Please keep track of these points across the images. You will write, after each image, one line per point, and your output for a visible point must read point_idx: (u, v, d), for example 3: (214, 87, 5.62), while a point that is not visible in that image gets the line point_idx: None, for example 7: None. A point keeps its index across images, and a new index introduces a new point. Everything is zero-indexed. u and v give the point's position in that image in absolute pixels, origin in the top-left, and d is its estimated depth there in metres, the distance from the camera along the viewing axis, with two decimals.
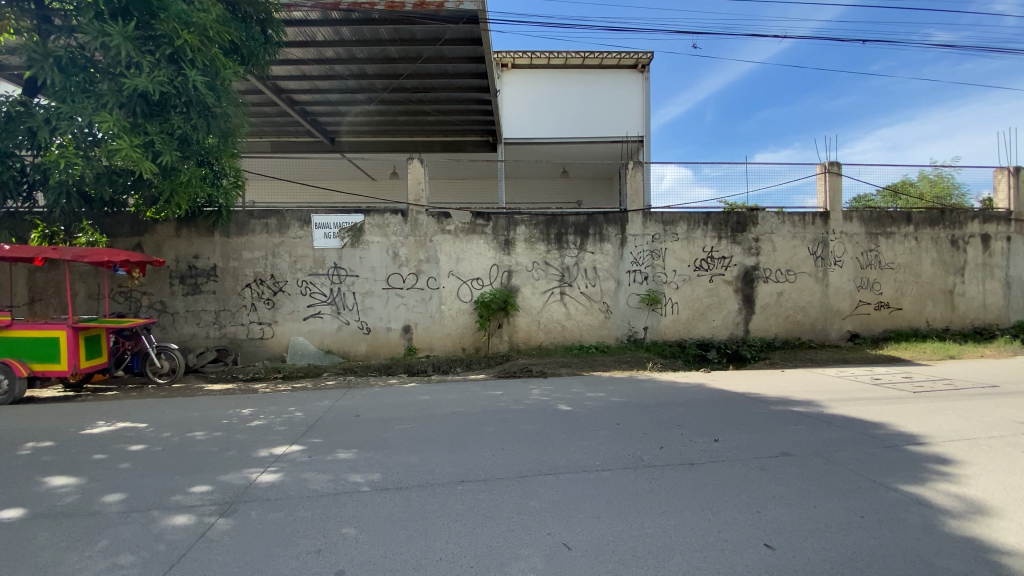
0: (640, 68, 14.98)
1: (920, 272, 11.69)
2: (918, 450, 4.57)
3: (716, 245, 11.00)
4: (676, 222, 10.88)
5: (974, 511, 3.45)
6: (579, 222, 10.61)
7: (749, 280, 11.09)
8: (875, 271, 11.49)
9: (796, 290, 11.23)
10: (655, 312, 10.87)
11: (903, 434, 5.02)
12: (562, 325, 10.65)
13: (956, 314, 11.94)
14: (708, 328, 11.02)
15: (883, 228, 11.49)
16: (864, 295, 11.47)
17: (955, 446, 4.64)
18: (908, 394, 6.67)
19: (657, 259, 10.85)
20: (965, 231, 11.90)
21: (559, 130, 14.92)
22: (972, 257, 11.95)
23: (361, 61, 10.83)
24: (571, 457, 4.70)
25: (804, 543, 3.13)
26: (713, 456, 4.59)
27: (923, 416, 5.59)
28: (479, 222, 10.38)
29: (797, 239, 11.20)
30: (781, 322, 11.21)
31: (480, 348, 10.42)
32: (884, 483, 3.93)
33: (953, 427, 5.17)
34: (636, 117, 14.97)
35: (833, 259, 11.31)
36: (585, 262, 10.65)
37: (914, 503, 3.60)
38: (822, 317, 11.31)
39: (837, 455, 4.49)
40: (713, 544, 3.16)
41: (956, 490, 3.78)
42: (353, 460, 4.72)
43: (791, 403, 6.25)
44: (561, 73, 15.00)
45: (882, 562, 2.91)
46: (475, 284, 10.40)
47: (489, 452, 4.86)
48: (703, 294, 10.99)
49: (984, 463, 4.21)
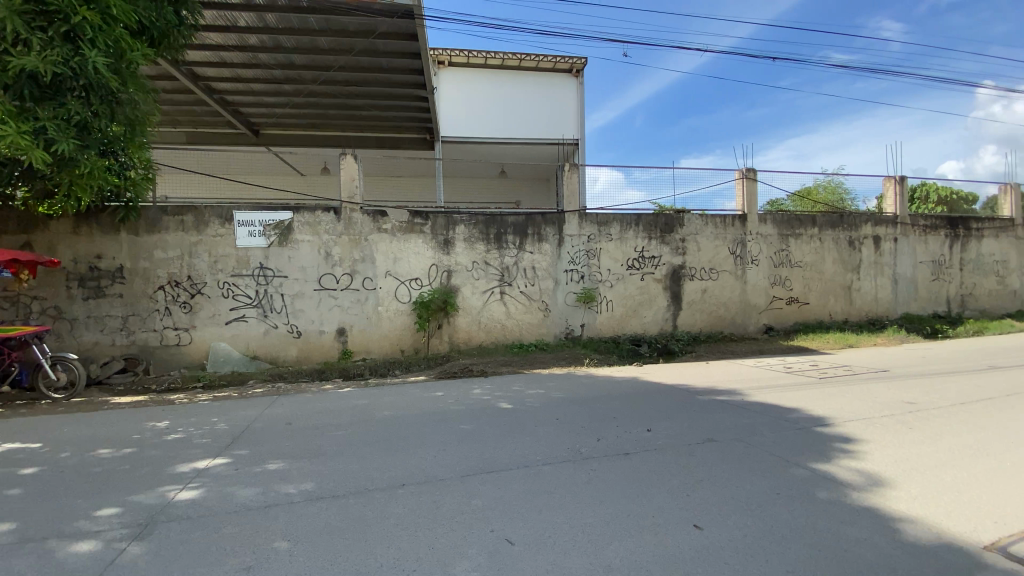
0: (575, 73, 15.40)
1: (824, 270, 12.88)
2: (824, 430, 5.03)
3: (647, 246, 11.53)
4: (611, 223, 11.28)
5: (870, 482, 3.86)
6: (517, 223, 10.71)
7: (677, 278, 11.72)
8: (786, 270, 12.54)
9: (718, 287, 12.00)
10: (591, 310, 11.20)
11: (813, 416, 5.50)
12: (502, 325, 10.69)
13: (853, 306, 13.25)
14: (640, 324, 11.51)
15: (793, 230, 12.58)
16: (777, 291, 12.47)
17: (854, 425, 5.15)
18: (815, 380, 7.34)
19: (592, 258, 11.19)
20: (860, 233, 13.27)
21: (496, 130, 14.98)
22: (866, 257, 13.32)
23: (288, 51, 10.27)
24: (513, 454, 4.74)
25: (728, 521, 3.36)
26: (646, 446, 4.80)
27: (827, 399, 6.19)
28: (417, 221, 10.20)
29: (718, 240, 11.98)
30: (705, 317, 11.93)
31: (419, 349, 10.23)
32: (797, 462, 4.29)
33: (852, 408, 5.74)
34: (571, 120, 15.36)
35: (750, 258, 12.21)
36: (524, 262, 10.78)
37: (821, 478, 3.95)
38: (741, 312, 12.16)
39: (756, 439, 4.84)
40: (648, 529, 3.31)
41: (856, 465, 4.19)
42: (284, 471, 4.48)
43: (716, 393, 6.66)
44: (498, 73, 15.09)
45: (794, 534, 3.17)
46: (413, 284, 10.22)
47: (429, 454, 4.79)
48: (635, 292, 11.46)
49: (878, 439, 4.71)
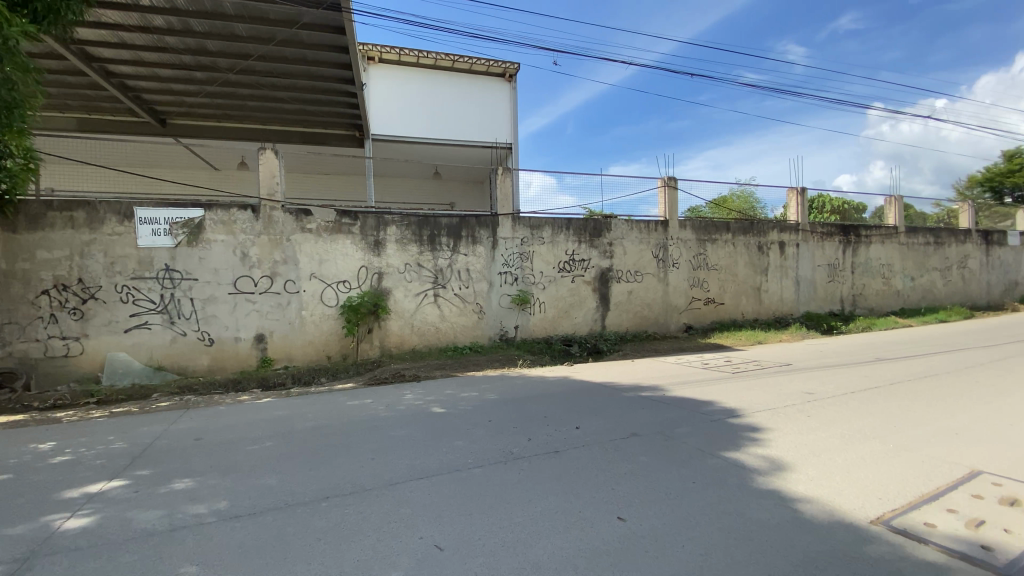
0: (508, 77, 15.57)
1: (737, 272, 13.91)
2: (736, 421, 5.42)
3: (577, 249, 11.87)
4: (543, 227, 11.50)
5: (774, 467, 4.20)
6: (450, 225, 10.61)
7: (605, 280, 12.16)
8: (703, 272, 13.41)
9: (643, 289, 12.60)
10: (525, 312, 11.33)
11: (726, 408, 5.91)
12: (435, 328, 10.54)
13: (762, 306, 14.41)
14: (571, 325, 11.80)
15: (709, 235, 13.48)
16: (696, 292, 13.31)
17: (762, 415, 5.59)
18: (729, 374, 7.90)
19: (526, 261, 11.34)
20: (768, 239, 14.47)
21: (428, 131, 14.79)
22: (773, 260, 14.55)
23: (199, 36, 9.52)
24: (444, 458, 4.68)
25: (649, 511, 3.52)
26: (574, 443, 4.92)
27: (739, 392, 6.67)
28: (345, 221, 9.82)
29: (643, 244, 12.58)
30: (631, 318, 12.47)
31: (347, 355, 9.84)
32: (711, 451, 4.59)
33: (761, 400, 6.23)
34: (504, 124, 15.50)
35: (672, 262, 12.93)
36: (458, 264, 10.71)
37: (732, 466, 4.26)
38: (664, 312, 12.84)
39: (676, 432, 5.12)
40: (574, 523, 3.40)
41: (762, 451, 4.55)
42: (193, 490, 4.12)
43: (641, 389, 6.97)
44: (431, 73, 14.92)
45: (707, 518, 3.39)
46: (341, 286, 9.83)
47: (356, 464, 4.61)
48: (566, 294, 11.75)
49: (781, 427, 5.15)
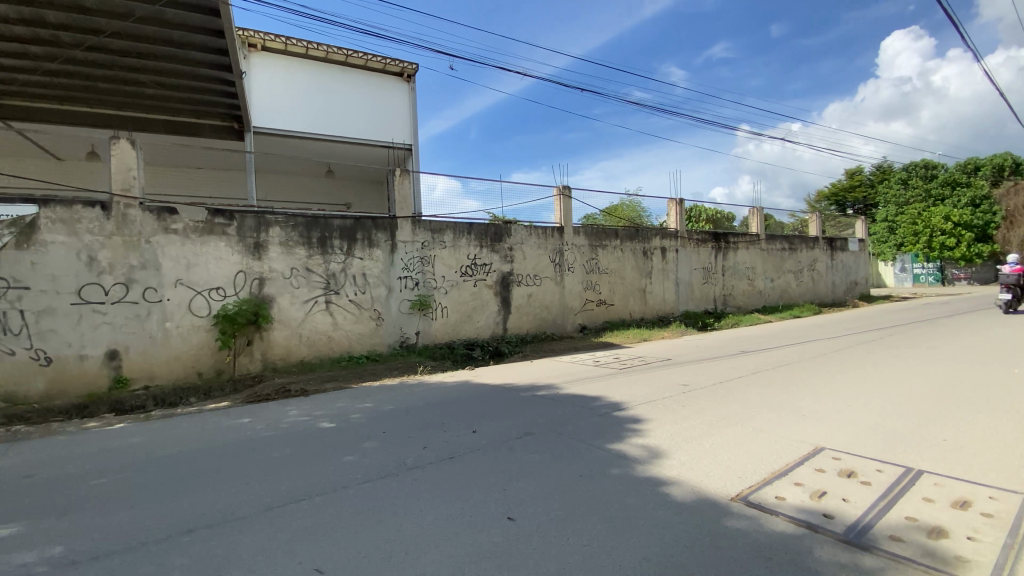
0: (406, 77, 15.27)
1: (626, 275, 14.91)
2: (621, 414, 5.76)
3: (478, 253, 11.92)
4: (443, 230, 11.39)
5: (653, 455, 4.52)
6: (343, 227, 10.11)
7: (506, 284, 12.34)
8: (596, 276, 14.18)
9: (542, 292, 13.00)
10: (425, 317, 11.12)
11: (613, 403, 6.26)
12: (328, 336, 9.96)
13: (648, 306, 15.60)
14: (473, 329, 11.80)
15: (601, 241, 14.32)
16: (590, 294, 14.04)
17: (645, 408, 6.00)
18: (618, 370, 8.40)
19: (426, 265, 11.15)
20: (652, 244, 15.71)
21: (320, 127, 14.02)
22: (657, 264, 15.82)
23: (33, 3, 8.11)
24: (331, 475, 4.41)
25: (537, 508, 3.60)
26: (468, 448, 4.89)
27: (625, 386, 7.11)
28: (218, 221, 8.94)
29: (541, 248, 13.00)
30: (531, 320, 12.80)
31: (223, 371, 8.95)
32: (598, 444, 4.83)
33: (644, 393, 6.69)
34: (402, 124, 15.17)
35: (568, 266, 13.51)
36: (353, 268, 10.23)
37: (615, 457, 4.51)
38: (561, 314, 13.36)
39: (566, 428, 5.31)
40: (464, 529, 3.37)
41: (642, 441, 4.88)
42: (14, 540, 3.45)
43: (537, 389, 7.15)
44: (322, 66, 14.18)
45: (592, 510, 3.54)
46: (214, 293, 8.93)
47: (229, 490, 4.17)
48: (468, 298, 11.74)
49: (660, 418, 5.56)
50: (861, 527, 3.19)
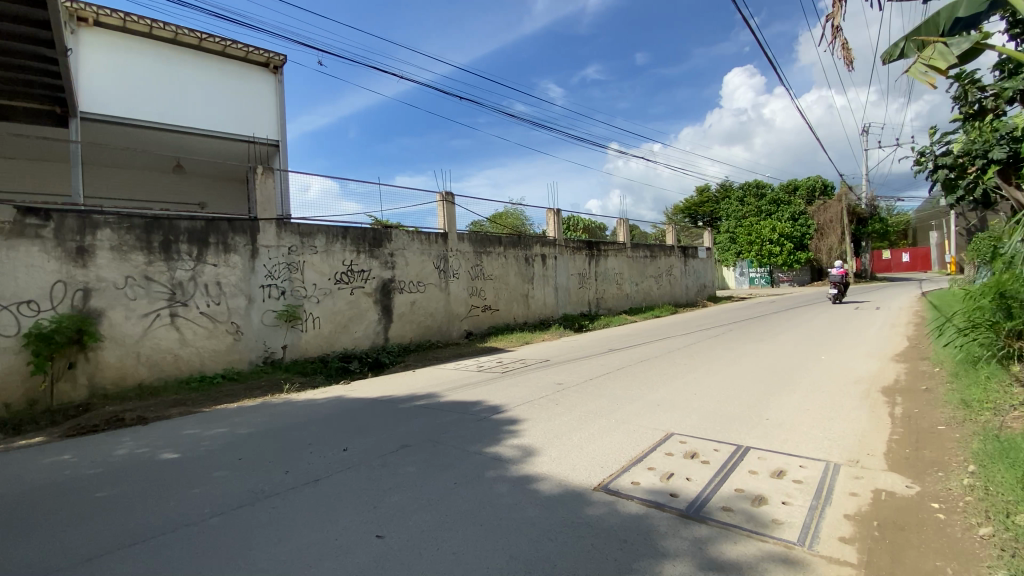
0: (273, 68, 14.10)
1: (509, 281, 15.31)
2: (498, 417, 5.88)
3: (354, 259, 11.39)
4: (314, 235, 10.70)
5: (525, 454, 4.68)
6: (190, 230, 8.97)
7: (386, 291, 11.95)
8: (481, 282, 14.36)
9: (426, 299, 12.81)
10: (294, 329, 10.33)
11: (491, 407, 6.36)
12: (174, 354, 8.75)
13: (531, 310, 16.19)
14: (350, 339, 11.22)
15: (485, 247, 14.54)
16: (475, 301, 14.16)
17: (521, 409, 6.19)
18: (498, 374, 8.56)
19: (294, 272, 10.38)
20: (533, 251, 16.36)
21: (166, 117, 12.37)
22: (538, 270, 16.49)
23: None
24: (171, 512, 3.86)
25: (408, 521, 3.51)
26: (338, 467, 4.62)
27: (504, 390, 7.27)
28: (30, 221, 7.45)
29: (424, 255, 12.82)
30: (414, 328, 12.54)
31: (37, 402, 7.35)
32: (473, 449, 4.86)
33: (521, 395, 6.90)
34: (268, 119, 13.98)
35: (452, 272, 13.50)
36: (205, 276, 9.15)
37: (489, 459, 4.58)
38: (446, 320, 13.30)
39: (443, 437, 5.27)
40: (328, 554, 3.16)
41: (516, 441, 5.03)
42: None
43: (415, 399, 7.00)
44: (168, 48, 12.54)
45: (463, 516, 3.55)
46: (23, 308, 7.37)
47: (30, 545, 3.44)
48: (344, 307, 11.15)
49: (534, 418, 5.78)
50: (700, 502, 3.60)
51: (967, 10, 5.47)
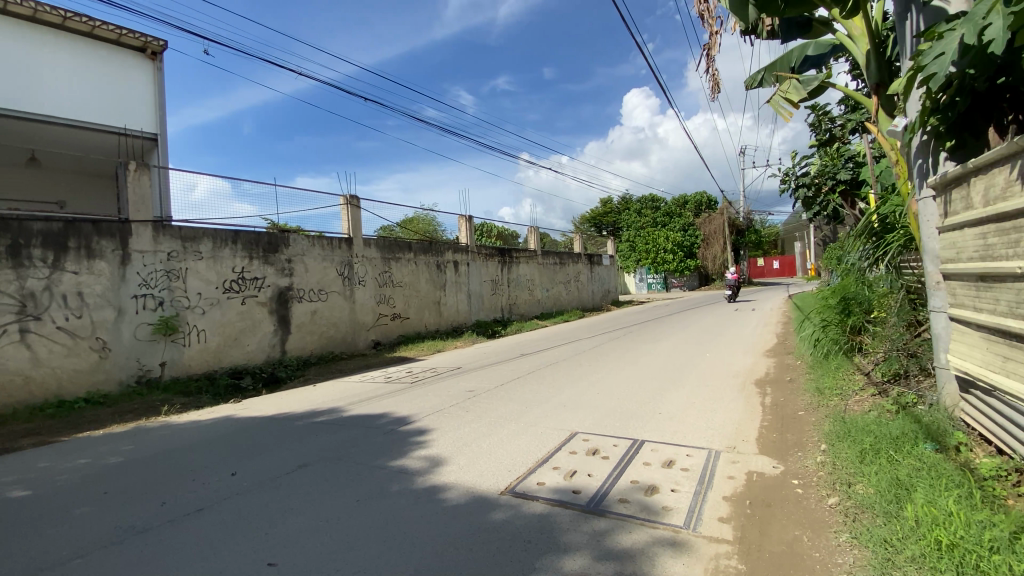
0: (150, 55, 12.64)
1: (419, 288, 15.04)
2: (405, 429, 5.74)
3: (247, 266, 10.54)
4: (199, 239, 9.75)
5: (432, 464, 4.61)
6: (43, 233, 7.77)
7: (283, 300, 11.18)
8: (389, 289, 13.96)
9: (328, 308, 12.18)
10: (175, 343, 9.28)
11: (398, 418, 6.19)
12: (21, 377, 7.46)
13: (443, 318, 16.02)
14: (242, 353, 10.31)
15: (393, 253, 14.17)
16: (382, 309, 13.72)
17: (429, 419, 6.09)
18: (407, 385, 8.36)
19: (175, 280, 9.36)
20: (445, 258, 16.24)
21: (14, 101, 10.60)
22: (450, 277, 16.38)
23: None
24: (10, 562, 3.27)
25: (305, 545, 3.30)
26: (227, 493, 4.22)
27: (412, 400, 7.11)
28: None
29: (326, 261, 12.21)
30: (316, 339, 11.85)
31: None
32: (378, 463, 4.70)
33: (430, 405, 6.79)
34: (145, 110, 12.54)
35: (357, 279, 12.98)
36: (62, 285, 7.95)
37: (395, 473, 4.45)
38: (351, 330, 12.73)
39: (346, 452, 5.03)
40: None
41: (424, 452, 4.94)
42: None
43: (316, 415, 6.61)
44: (17, 22, 10.74)
45: (366, 533, 3.41)
46: None
47: None
48: (235, 318, 10.24)
49: (442, 427, 5.72)
50: (600, 496, 3.79)
51: (816, 49, 6.29)
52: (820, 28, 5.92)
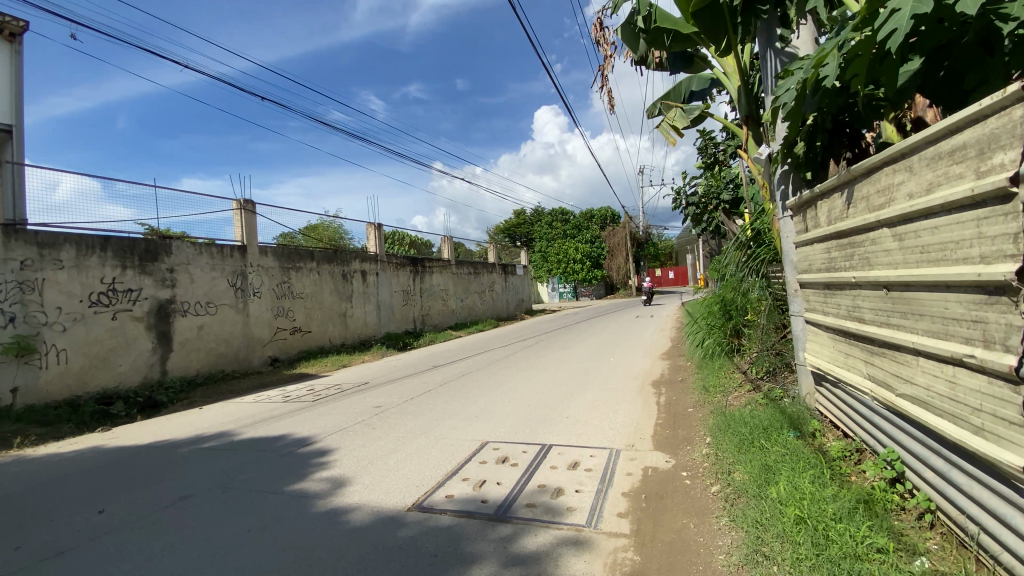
0: (6, 35, 10.79)
1: (323, 299, 14.31)
2: (306, 450, 5.40)
3: (119, 276, 9.36)
4: (58, 245, 8.52)
5: (335, 486, 4.39)
6: None
7: (164, 315, 10.04)
8: (288, 301, 13.11)
9: (218, 322, 11.15)
10: (25, 366, 7.94)
11: (297, 439, 5.82)
12: None
13: (349, 331, 15.34)
14: (112, 375, 9.06)
15: (293, 263, 13.35)
16: (281, 322, 12.84)
17: (332, 438, 5.80)
18: (309, 403, 7.87)
19: (25, 293, 8.06)
20: (351, 267, 15.61)
21: None
22: (357, 287, 15.75)
23: None
24: None
25: None
26: (92, 533, 3.68)
27: (314, 419, 6.71)
28: None
29: (216, 271, 11.20)
30: (202, 357, 10.75)
31: None
32: (275, 489, 4.37)
33: (333, 423, 6.46)
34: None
35: (252, 290, 12.04)
36: None
37: (295, 497, 4.17)
38: (244, 347, 11.75)
39: (238, 479, 4.63)
40: None
41: (326, 474, 4.68)
42: None
43: (203, 441, 5.99)
44: None
45: (262, 564, 3.16)
46: None
47: None
48: (104, 335, 9.00)
49: (347, 445, 5.48)
50: (508, 503, 3.85)
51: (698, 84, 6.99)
52: (700, 63, 6.61)
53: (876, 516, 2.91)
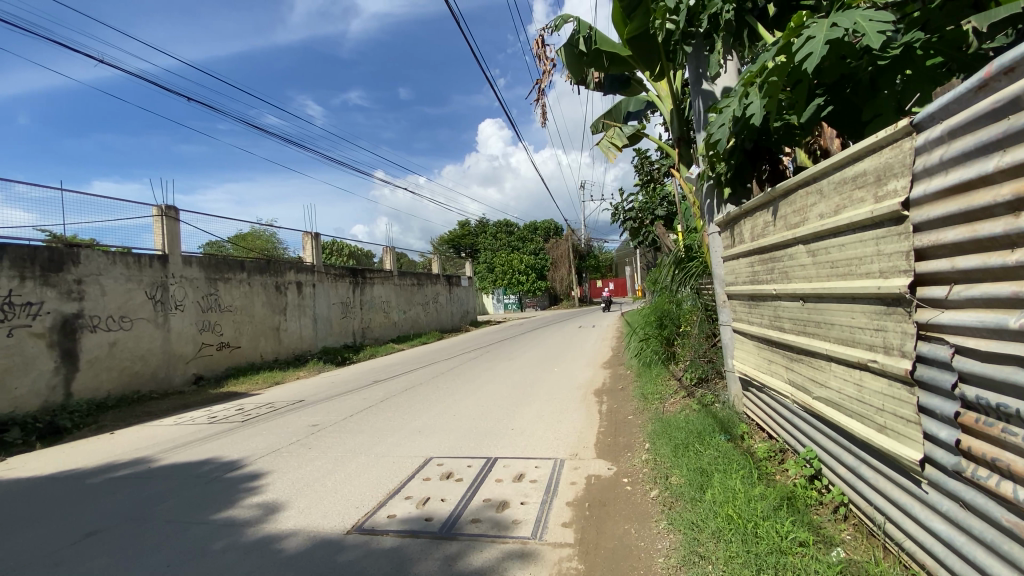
0: None
1: (253, 313, 13.54)
2: (234, 475, 5.05)
3: (16, 287, 8.40)
4: None
5: (267, 512, 4.12)
6: None
7: (69, 331, 9.09)
8: (214, 314, 12.29)
9: (133, 338, 10.24)
10: None
11: (224, 464, 5.43)
12: None
13: (282, 346, 14.57)
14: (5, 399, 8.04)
15: (221, 274, 12.56)
16: (206, 337, 12.00)
17: (263, 461, 5.45)
18: (237, 424, 7.37)
19: None
20: (285, 278, 14.89)
21: None
22: (291, 300, 15.02)
23: None
24: None
25: None
26: None
27: (243, 441, 6.29)
28: None
29: (132, 283, 10.32)
30: (115, 376, 9.81)
31: None
32: (199, 519, 4.05)
33: (264, 445, 6.09)
34: None
35: (173, 303, 11.18)
36: None
37: (222, 526, 3.89)
38: (164, 364, 10.85)
39: (156, 510, 4.24)
40: None
41: (257, 499, 4.39)
42: None
43: (114, 469, 5.44)
44: None
45: None
46: None
47: None
48: None
49: (280, 468, 5.18)
50: (452, 519, 3.78)
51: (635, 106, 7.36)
52: (636, 85, 6.93)
53: (797, 511, 3.12)
